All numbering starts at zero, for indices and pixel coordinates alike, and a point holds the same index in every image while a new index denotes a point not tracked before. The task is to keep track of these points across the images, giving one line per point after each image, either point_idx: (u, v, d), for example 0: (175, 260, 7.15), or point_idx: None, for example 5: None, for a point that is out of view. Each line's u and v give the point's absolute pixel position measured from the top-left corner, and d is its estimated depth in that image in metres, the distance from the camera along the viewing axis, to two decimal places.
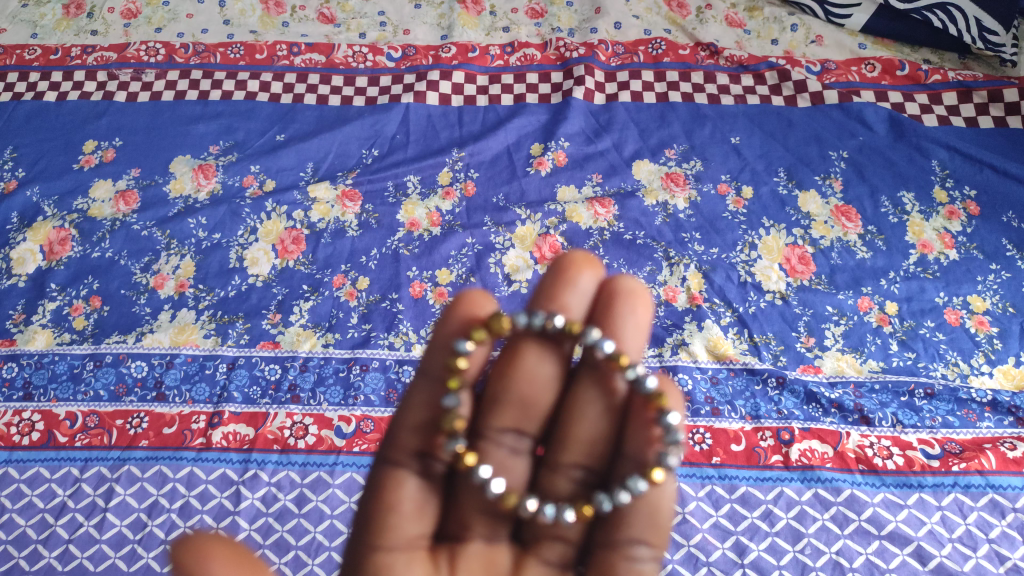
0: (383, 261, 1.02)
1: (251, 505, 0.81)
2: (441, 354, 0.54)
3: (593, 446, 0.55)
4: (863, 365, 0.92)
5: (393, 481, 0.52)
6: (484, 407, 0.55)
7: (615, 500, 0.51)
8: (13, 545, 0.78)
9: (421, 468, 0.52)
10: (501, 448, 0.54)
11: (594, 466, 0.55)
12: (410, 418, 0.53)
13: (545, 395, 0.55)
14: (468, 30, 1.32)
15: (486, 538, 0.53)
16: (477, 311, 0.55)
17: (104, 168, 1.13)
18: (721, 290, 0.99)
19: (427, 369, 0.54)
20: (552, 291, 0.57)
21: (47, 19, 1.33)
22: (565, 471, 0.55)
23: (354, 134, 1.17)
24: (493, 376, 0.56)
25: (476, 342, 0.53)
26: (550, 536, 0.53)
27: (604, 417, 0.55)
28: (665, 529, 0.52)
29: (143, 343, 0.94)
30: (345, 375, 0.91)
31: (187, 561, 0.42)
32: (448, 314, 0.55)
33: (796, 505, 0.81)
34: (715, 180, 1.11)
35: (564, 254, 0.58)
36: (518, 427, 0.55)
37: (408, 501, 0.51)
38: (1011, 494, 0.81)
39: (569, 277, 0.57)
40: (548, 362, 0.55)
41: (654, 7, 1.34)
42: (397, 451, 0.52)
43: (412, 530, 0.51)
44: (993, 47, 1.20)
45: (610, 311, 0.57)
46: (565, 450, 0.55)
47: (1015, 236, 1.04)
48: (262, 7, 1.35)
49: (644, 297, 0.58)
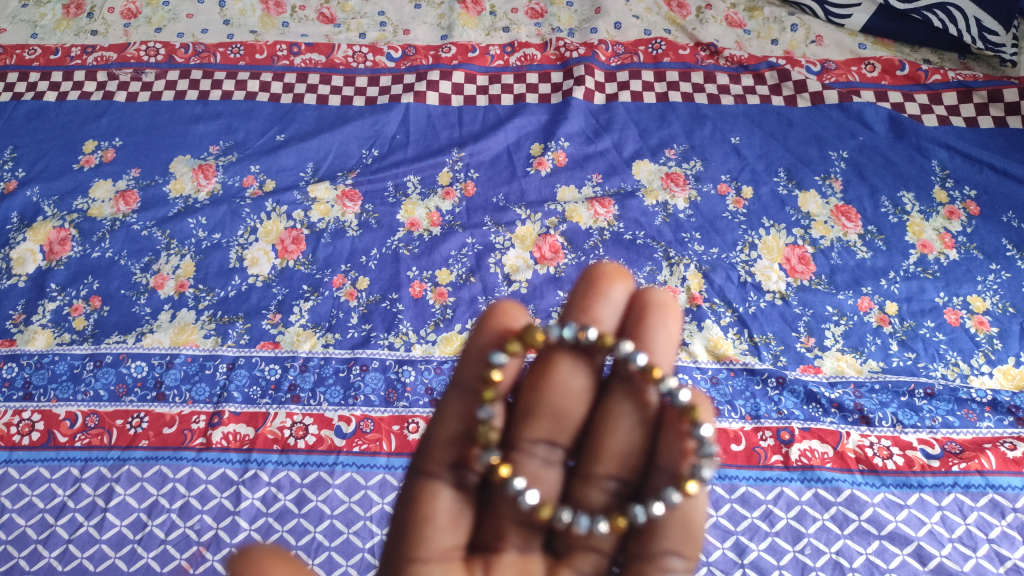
0: (383, 261, 1.02)
1: (251, 505, 0.81)
2: (475, 365, 0.54)
3: (626, 458, 0.55)
4: (863, 365, 0.92)
5: (427, 493, 0.51)
6: (517, 418, 0.55)
7: (649, 511, 0.51)
8: (13, 545, 0.78)
9: (456, 479, 0.52)
10: (534, 459, 0.54)
11: (627, 477, 0.55)
12: (444, 431, 0.53)
13: (578, 408, 0.55)
14: (468, 30, 1.32)
15: (520, 548, 0.53)
16: (511, 323, 0.54)
17: (105, 168, 1.13)
18: (721, 290, 0.99)
19: (460, 381, 0.54)
20: (584, 303, 0.56)
21: (47, 19, 1.33)
22: (597, 482, 0.55)
23: (353, 134, 1.17)
24: (526, 387, 0.55)
25: (509, 354, 0.52)
26: (583, 546, 0.53)
27: (637, 429, 0.55)
28: (698, 540, 0.53)
29: (143, 343, 0.94)
30: (345, 375, 0.91)
31: (245, 564, 0.42)
32: (482, 326, 0.54)
33: (796, 505, 0.81)
34: (715, 180, 1.11)
35: (595, 266, 0.58)
36: (551, 438, 0.55)
37: (443, 512, 0.51)
38: (1012, 494, 0.80)
39: (601, 289, 0.57)
40: (580, 374, 0.55)
41: (654, 7, 1.34)
42: (431, 462, 0.52)
43: (447, 541, 0.51)
44: (993, 47, 1.20)
45: (642, 323, 0.57)
46: (597, 462, 0.55)
47: (1015, 236, 1.04)
48: (262, 6, 1.35)
49: (675, 309, 0.57)
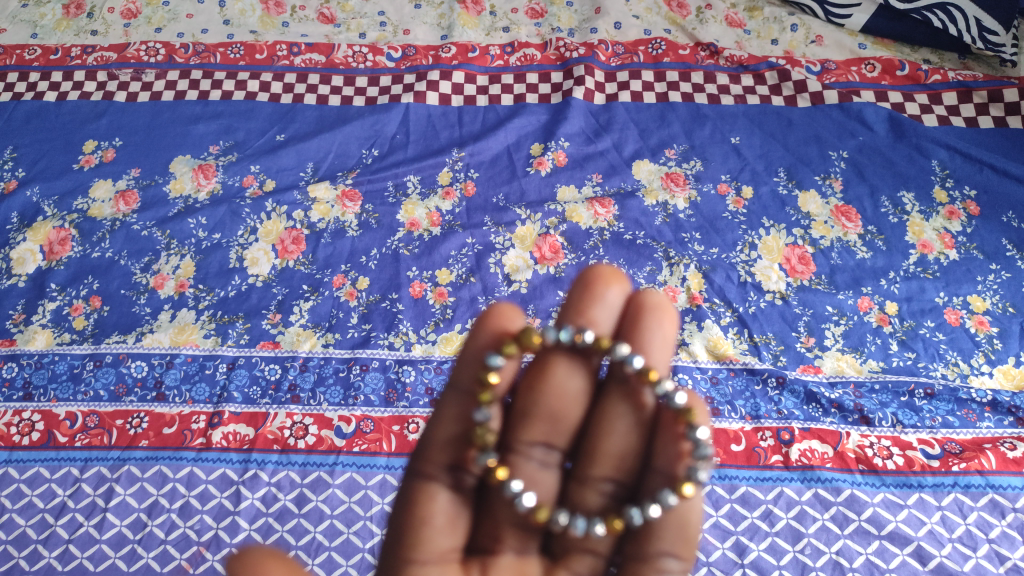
0: (383, 261, 1.02)
1: (251, 505, 0.81)
2: (472, 368, 0.54)
3: (622, 461, 0.55)
4: (863, 365, 0.92)
5: (425, 495, 0.51)
6: (514, 421, 0.55)
7: (645, 513, 0.51)
8: (13, 545, 0.78)
9: (453, 481, 0.52)
10: (531, 461, 0.54)
11: (624, 479, 0.55)
12: (441, 433, 0.53)
13: (574, 410, 0.55)
14: (468, 30, 1.32)
15: (518, 551, 0.53)
16: (508, 325, 0.54)
17: (104, 168, 1.13)
18: (721, 290, 0.99)
19: (457, 383, 0.54)
20: (580, 306, 0.57)
21: (47, 19, 1.33)
22: (594, 485, 0.55)
23: (353, 134, 1.17)
24: (523, 389, 0.55)
25: (506, 356, 0.52)
26: (581, 548, 0.53)
27: (634, 431, 0.55)
28: (694, 542, 0.53)
29: (143, 343, 0.94)
30: (346, 375, 0.91)
31: (245, 564, 0.42)
32: (479, 328, 0.54)
33: (796, 505, 0.81)
34: (715, 181, 1.11)
35: (592, 268, 0.58)
36: (548, 441, 0.55)
37: (440, 514, 0.51)
38: (1011, 494, 0.81)
39: (597, 291, 0.57)
40: (576, 377, 0.55)
41: (654, 7, 1.34)
42: (428, 464, 0.52)
43: (445, 543, 0.51)
44: (993, 47, 1.20)
45: (638, 326, 0.57)
46: (594, 464, 0.55)
47: (1015, 236, 1.04)
48: (262, 7, 1.35)
49: (671, 311, 0.58)
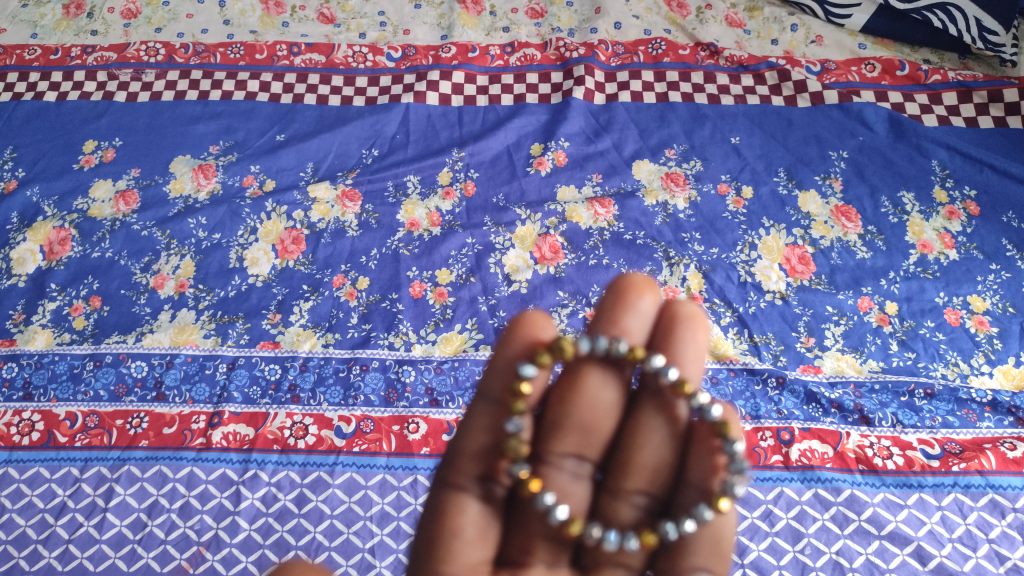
0: (382, 261, 1.02)
1: (251, 505, 0.81)
2: (502, 377, 0.54)
3: (655, 473, 0.55)
4: (863, 365, 0.92)
5: (455, 506, 0.51)
6: (546, 432, 0.55)
7: (680, 528, 0.51)
8: (13, 545, 0.78)
9: (483, 492, 0.52)
10: (562, 472, 0.54)
11: (657, 493, 0.55)
12: (472, 443, 0.53)
13: (607, 422, 0.55)
14: (468, 30, 1.32)
15: (549, 563, 0.52)
16: (540, 334, 0.54)
17: (105, 168, 1.13)
18: (721, 290, 0.99)
19: (487, 392, 0.54)
20: (613, 315, 0.56)
21: (47, 19, 1.33)
22: (627, 497, 0.55)
23: (354, 134, 1.17)
24: (554, 400, 0.56)
25: (539, 366, 0.52)
26: (613, 562, 0.53)
27: (667, 444, 0.55)
28: (727, 556, 0.53)
29: (143, 343, 0.94)
30: (345, 375, 0.91)
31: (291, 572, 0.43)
32: (510, 337, 0.54)
33: (796, 506, 0.81)
34: (715, 181, 1.11)
35: (624, 278, 0.58)
36: (579, 452, 0.55)
37: (470, 526, 0.51)
38: (1012, 494, 0.80)
39: (630, 301, 0.57)
40: (609, 389, 0.55)
41: (654, 6, 1.34)
42: (458, 475, 0.52)
43: (475, 555, 0.51)
44: (993, 47, 1.20)
45: (671, 336, 0.57)
46: (627, 477, 0.55)
47: (1015, 236, 1.03)
48: (262, 6, 1.35)
49: (704, 322, 0.58)
